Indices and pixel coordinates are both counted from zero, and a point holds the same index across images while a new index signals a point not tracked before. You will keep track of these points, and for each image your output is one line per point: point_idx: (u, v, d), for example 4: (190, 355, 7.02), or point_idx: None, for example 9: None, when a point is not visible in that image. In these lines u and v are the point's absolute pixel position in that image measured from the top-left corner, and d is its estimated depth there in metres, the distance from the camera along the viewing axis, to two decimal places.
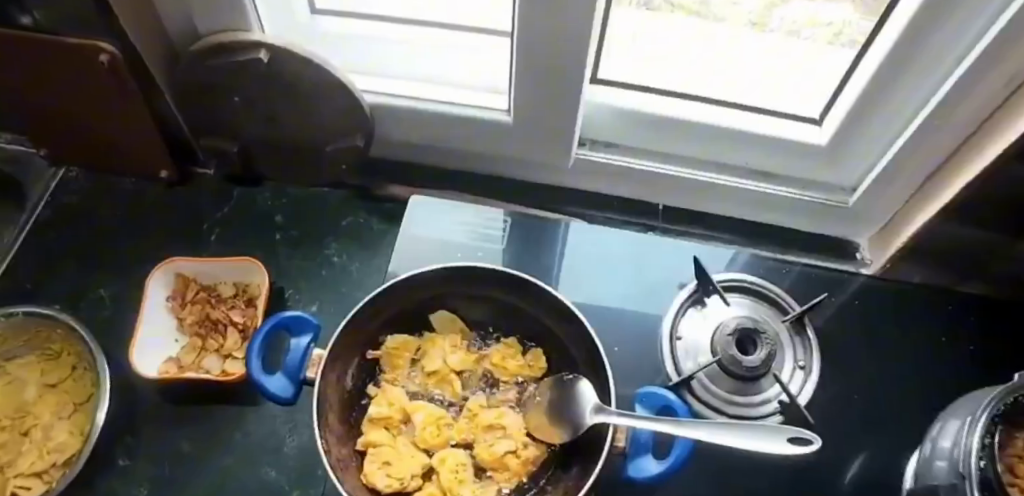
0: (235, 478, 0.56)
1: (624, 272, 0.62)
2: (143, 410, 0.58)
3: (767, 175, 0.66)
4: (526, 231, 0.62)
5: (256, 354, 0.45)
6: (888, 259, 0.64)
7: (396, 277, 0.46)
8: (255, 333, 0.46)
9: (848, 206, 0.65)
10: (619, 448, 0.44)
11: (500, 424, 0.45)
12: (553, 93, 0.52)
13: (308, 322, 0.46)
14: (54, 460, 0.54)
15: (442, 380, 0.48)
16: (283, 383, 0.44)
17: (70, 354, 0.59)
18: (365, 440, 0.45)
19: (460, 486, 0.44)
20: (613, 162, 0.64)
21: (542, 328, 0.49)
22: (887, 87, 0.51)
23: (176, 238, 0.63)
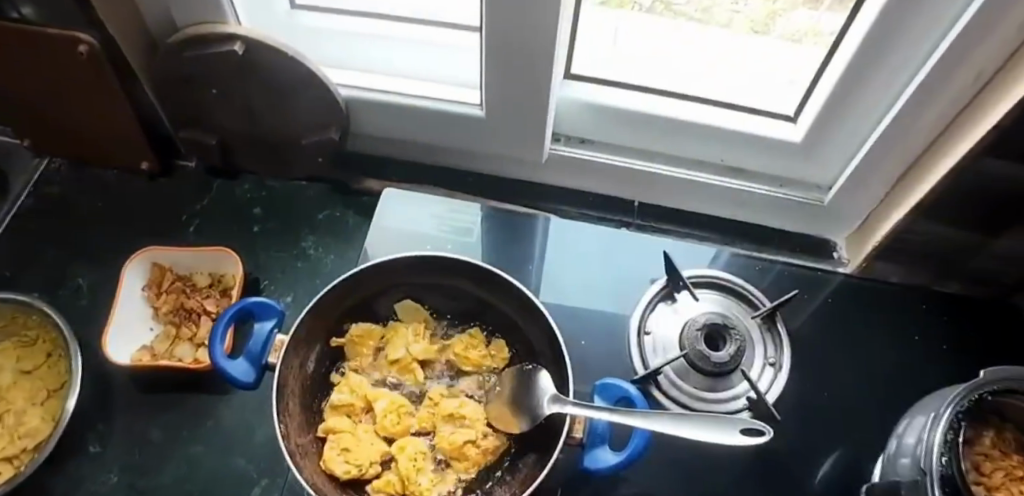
0: (205, 466, 0.56)
1: (597, 266, 0.62)
2: (116, 398, 0.59)
3: (744, 172, 0.67)
4: (504, 225, 0.62)
5: (219, 336, 0.45)
6: (864, 259, 0.65)
7: (361, 265, 0.47)
8: (218, 316, 0.46)
9: (823, 206, 0.66)
10: (575, 439, 0.44)
11: (461, 414, 0.46)
12: (523, 88, 0.53)
13: (272, 308, 0.47)
14: (24, 445, 0.55)
15: (405, 369, 0.48)
16: (245, 367, 0.45)
17: (46, 341, 0.59)
18: (326, 427, 0.45)
19: (419, 475, 0.44)
20: (587, 158, 0.64)
21: (507, 319, 0.49)
22: (858, 84, 0.51)
23: (155, 229, 0.64)
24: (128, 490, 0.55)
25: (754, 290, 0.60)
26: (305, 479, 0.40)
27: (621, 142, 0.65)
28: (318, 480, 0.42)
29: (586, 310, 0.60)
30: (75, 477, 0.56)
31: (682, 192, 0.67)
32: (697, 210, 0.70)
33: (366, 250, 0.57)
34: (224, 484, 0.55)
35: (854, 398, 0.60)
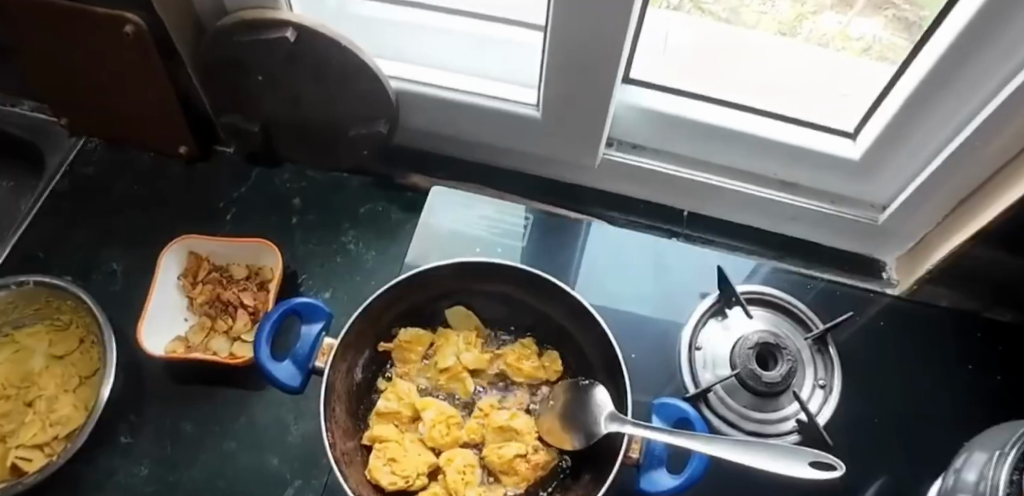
0: (237, 463, 0.55)
1: (645, 277, 0.59)
2: (148, 388, 0.58)
3: (794, 187, 0.64)
4: (547, 230, 0.59)
5: (265, 339, 0.44)
6: (916, 282, 0.61)
7: (412, 270, 0.45)
8: (265, 317, 0.45)
9: (877, 225, 0.63)
10: (632, 460, 0.42)
11: (512, 427, 0.44)
12: (583, 89, 0.51)
13: (320, 310, 0.45)
14: (56, 433, 0.54)
15: (455, 377, 0.46)
16: (292, 371, 0.43)
17: (78, 326, 0.58)
18: (372, 435, 0.44)
19: (467, 487, 0.43)
20: (638, 164, 0.62)
21: (560, 330, 0.47)
22: (928, 105, 0.48)
23: (192, 215, 0.62)
24: (158, 483, 0.54)
25: (805, 308, 0.57)
26: (351, 489, 0.39)
27: (672, 150, 0.63)
28: (364, 491, 0.41)
29: (636, 322, 0.57)
30: (106, 467, 0.55)
31: (731, 203, 0.65)
32: (745, 222, 0.68)
33: (410, 248, 0.54)
34: (256, 482, 0.54)
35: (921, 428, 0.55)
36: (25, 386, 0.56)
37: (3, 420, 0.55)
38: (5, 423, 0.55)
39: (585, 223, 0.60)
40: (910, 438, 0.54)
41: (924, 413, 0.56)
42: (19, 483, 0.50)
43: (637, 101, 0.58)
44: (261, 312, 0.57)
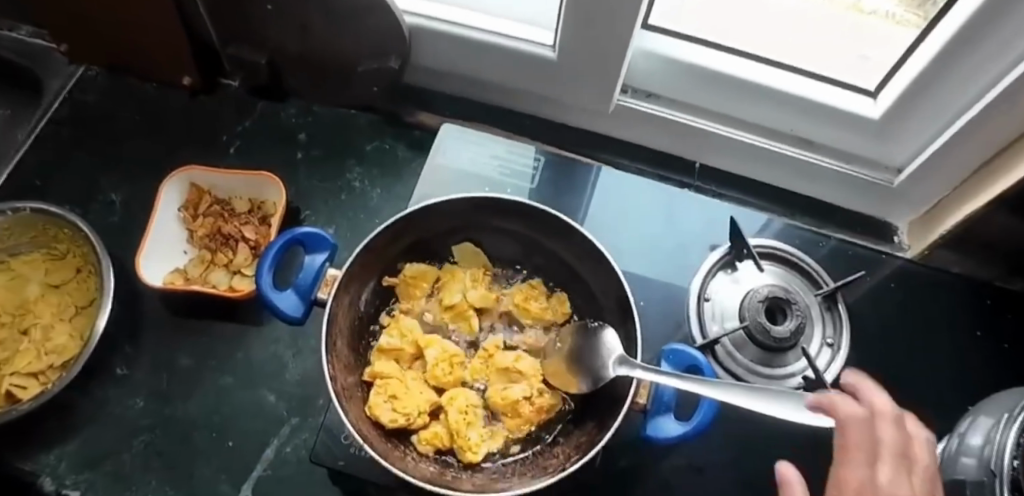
0: (232, 399, 0.55)
1: (655, 226, 0.57)
2: (146, 321, 0.57)
3: (812, 145, 0.61)
4: (558, 173, 0.57)
5: (267, 268, 0.42)
6: (927, 246, 0.58)
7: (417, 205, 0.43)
8: (267, 246, 0.43)
9: (893, 188, 0.60)
10: (639, 405, 0.41)
11: (516, 369, 0.43)
12: (600, 36, 0.48)
13: (324, 240, 0.43)
14: (51, 362, 0.53)
15: (460, 315, 0.45)
16: (294, 301, 0.42)
17: (74, 256, 0.57)
18: (373, 372, 0.43)
19: (468, 429, 0.42)
20: (652, 113, 0.60)
21: (568, 270, 0.46)
22: (948, 69, 0.45)
23: (193, 148, 0.61)
24: (154, 417, 0.54)
25: (819, 269, 0.55)
26: (351, 423, 0.38)
27: (688, 100, 0.60)
28: (364, 426, 0.40)
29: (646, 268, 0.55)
30: (101, 398, 0.55)
31: (745, 157, 0.63)
32: (760, 179, 0.66)
33: (418, 188, 0.53)
34: (253, 419, 0.54)
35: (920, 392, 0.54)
36: (19, 314, 0.55)
37: None
38: None
39: (593, 167, 0.58)
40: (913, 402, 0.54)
41: (926, 379, 0.55)
42: (13, 411, 0.50)
43: (657, 45, 0.55)
44: (262, 246, 0.56)
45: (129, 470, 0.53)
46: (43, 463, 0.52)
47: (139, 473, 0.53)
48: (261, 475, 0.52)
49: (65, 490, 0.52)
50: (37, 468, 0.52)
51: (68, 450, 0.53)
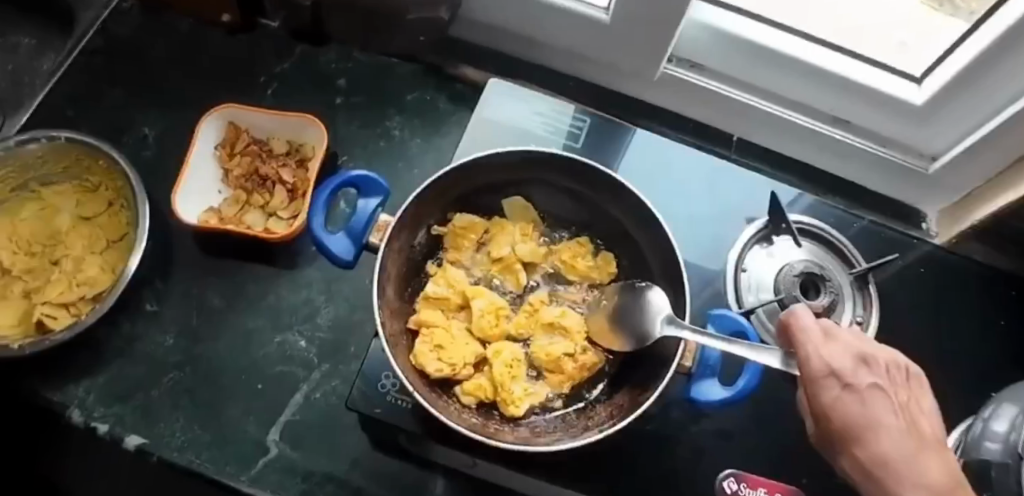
0: (263, 341, 0.54)
1: (694, 193, 0.56)
2: (176, 259, 0.56)
3: (847, 125, 0.61)
4: (600, 135, 0.56)
5: (320, 209, 0.43)
6: (956, 236, 0.59)
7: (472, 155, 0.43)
8: (321, 187, 0.43)
9: (926, 175, 0.60)
10: (685, 368, 0.42)
11: (561, 325, 0.44)
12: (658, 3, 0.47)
13: (379, 185, 0.43)
14: (83, 293, 0.52)
15: (507, 269, 0.46)
16: (345, 243, 0.42)
17: (107, 189, 0.56)
18: (418, 321, 0.43)
19: (513, 382, 0.42)
20: (697, 83, 0.60)
21: (615, 227, 0.47)
22: (1003, 59, 0.44)
23: (230, 86, 0.60)
24: (183, 355, 0.54)
25: (852, 248, 0.56)
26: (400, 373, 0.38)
27: (732, 74, 0.59)
28: (411, 376, 0.40)
29: (692, 229, 0.55)
30: (131, 333, 0.54)
31: (783, 134, 0.63)
32: (796, 156, 0.65)
33: (461, 144, 0.53)
34: (283, 361, 0.54)
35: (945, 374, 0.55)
36: (52, 244, 0.55)
37: (29, 276, 0.54)
38: (30, 279, 0.54)
39: (628, 132, 0.57)
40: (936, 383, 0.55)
41: (949, 361, 0.56)
42: (48, 339, 0.49)
43: (708, 16, 0.54)
44: (299, 189, 0.55)
45: (156, 407, 0.52)
46: (71, 395, 0.52)
47: (167, 410, 0.52)
48: (290, 419, 0.52)
49: (93, 422, 0.51)
50: (65, 400, 0.52)
51: (97, 383, 0.53)
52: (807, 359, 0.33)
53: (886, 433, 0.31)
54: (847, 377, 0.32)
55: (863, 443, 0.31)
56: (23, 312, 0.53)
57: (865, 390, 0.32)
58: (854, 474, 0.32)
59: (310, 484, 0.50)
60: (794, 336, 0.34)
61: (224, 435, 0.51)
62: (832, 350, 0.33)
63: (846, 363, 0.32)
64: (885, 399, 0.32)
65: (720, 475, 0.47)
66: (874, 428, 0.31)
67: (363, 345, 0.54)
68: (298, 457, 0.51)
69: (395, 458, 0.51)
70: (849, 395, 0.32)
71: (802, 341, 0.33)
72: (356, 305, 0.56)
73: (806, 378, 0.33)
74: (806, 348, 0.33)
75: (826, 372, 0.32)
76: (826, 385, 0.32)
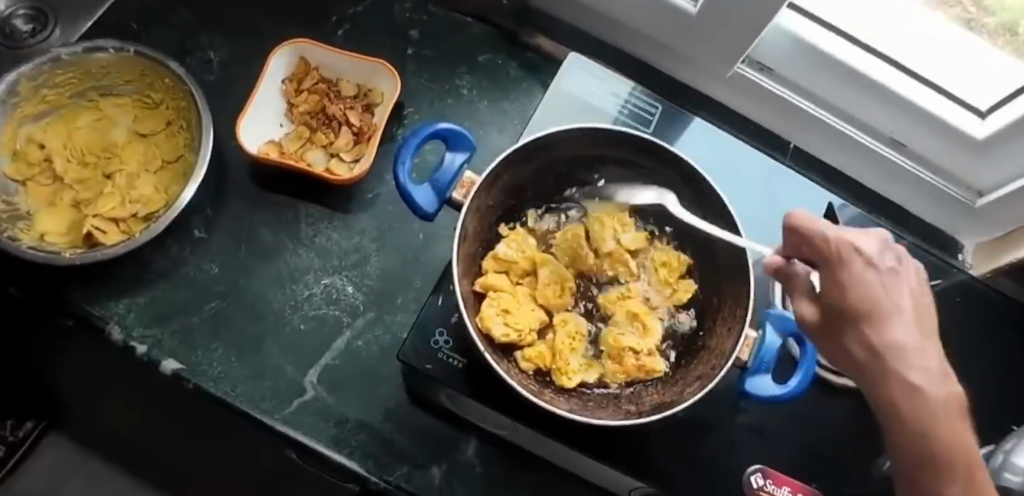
0: (309, 282, 0.54)
1: (756, 192, 0.57)
2: (229, 188, 0.56)
3: (902, 148, 0.58)
4: (670, 124, 0.57)
5: (408, 157, 0.43)
6: (992, 271, 0.59)
7: (552, 130, 0.43)
8: (410, 134, 0.44)
9: (971, 208, 0.58)
10: (739, 361, 0.46)
11: (641, 320, 0.46)
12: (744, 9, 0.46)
13: (467, 142, 0.45)
14: (135, 211, 0.52)
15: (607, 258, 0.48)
16: (430, 196, 0.44)
17: (167, 108, 0.56)
18: (486, 283, 0.44)
19: (571, 353, 0.44)
20: (763, 85, 0.58)
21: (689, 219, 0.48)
22: None
23: (304, 23, 0.60)
24: (227, 285, 0.53)
25: None
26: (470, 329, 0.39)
27: (797, 81, 0.56)
28: (479, 335, 0.41)
29: (754, 228, 0.56)
30: (177, 256, 0.54)
31: (841, 149, 0.61)
32: None
33: (537, 110, 0.55)
34: (328, 305, 0.53)
35: None
36: (105, 157, 0.54)
37: (81, 187, 0.53)
38: (82, 190, 0.53)
39: (691, 119, 0.58)
40: None
41: (968, 390, 0.58)
42: (98, 253, 0.48)
43: (783, 20, 0.51)
44: (365, 134, 0.55)
45: (196, 333, 0.52)
46: (111, 311, 0.51)
47: (206, 339, 0.51)
48: (329, 363, 0.51)
49: (132, 341, 0.51)
50: (105, 315, 0.51)
51: (138, 302, 0.52)
52: (831, 241, 0.30)
53: (894, 309, 0.28)
54: (870, 257, 0.29)
55: (880, 323, 0.28)
56: (72, 222, 0.52)
57: (887, 273, 0.29)
58: (854, 354, 0.29)
59: (342, 431, 0.49)
60: (805, 233, 0.32)
61: (262, 371, 0.51)
62: (852, 232, 0.30)
63: (871, 247, 0.30)
64: (903, 287, 0.29)
65: (748, 470, 0.49)
66: (881, 306, 0.28)
67: (409, 298, 0.53)
68: (334, 402, 0.50)
69: (431, 416, 0.50)
70: (868, 273, 0.29)
71: (820, 226, 0.31)
72: (408, 258, 0.54)
73: (831, 260, 0.30)
74: (829, 231, 0.31)
75: (849, 251, 0.30)
76: (849, 264, 0.30)
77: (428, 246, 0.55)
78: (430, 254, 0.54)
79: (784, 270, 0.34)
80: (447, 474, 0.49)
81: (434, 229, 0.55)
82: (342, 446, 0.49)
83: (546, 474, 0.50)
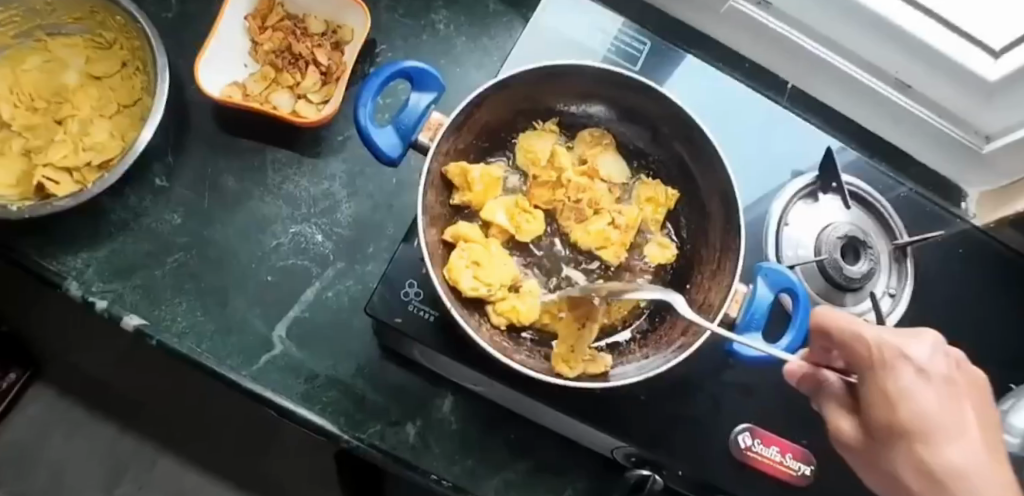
0: (276, 232, 0.50)
1: (751, 135, 0.54)
2: (191, 131, 0.52)
3: (906, 89, 0.53)
4: (661, 62, 0.53)
5: (369, 100, 0.42)
6: (994, 220, 0.56)
7: (523, 67, 0.40)
8: (375, 75, 0.42)
9: (977, 154, 0.54)
10: (729, 318, 0.45)
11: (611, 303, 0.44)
12: None
13: (435, 82, 0.43)
14: (89, 159, 0.48)
15: (581, 188, 0.45)
16: (393, 142, 0.42)
17: (122, 48, 0.52)
18: (460, 169, 0.41)
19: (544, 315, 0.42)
20: (761, 20, 0.53)
21: (679, 165, 0.46)
22: None
23: None
24: (190, 236, 0.49)
25: (894, 216, 0.54)
26: (434, 281, 0.37)
27: (796, 16, 0.51)
28: (445, 289, 0.39)
29: (749, 173, 0.53)
30: (137, 207, 0.50)
31: (846, 91, 0.56)
32: None
33: (518, 44, 0.51)
34: (297, 255, 0.50)
35: (961, 355, 0.55)
36: (56, 102, 0.51)
37: (31, 134, 0.50)
38: (32, 137, 0.50)
39: (683, 57, 0.54)
40: None
41: (968, 344, 0.55)
42: (49, 205, 0.45)
43: None
44: (333, 74, 0.52)
45: (158, 288, 0.48)
46: (68, 266, 0.48)
47: (170, 293, 0.48)
48: (299, 316, 0.48)
49: (91, 297, 0.47)
50: (62, 270, 0.48)
51: (97, 256, 0.49)
52: (871, 347, 0.30)
53: (944, 424, 0.28)
54: (920, 366, 0.29)
55: (934, 439, 0.28)
56: (24, 173, 0.49)
57: (937, 382, 0.29)
58: (909, 472, 0.28)
59: (313, 387, 0.47)
60: (835, 333, 0.32)
61: (228, 326, 0.48)
62: (898, 338, 0.30)
63: (919, 353, 0.30)
64: (948, 391, 0.29)
65: (736, 429, 0.47)
66: (936, 421, 0.28)
67: (382, 247, 0.50)
68: (304, 357, 0.47)
69: (406, 371, 0.48)
70: (919, 385, 0.29)
71: (860, 329, 0.31)
72: (381, 205, 0.51)
73: (869, 365, 0.30)
74: (866, 335, 0.30)
75: (896, 359, 0.29)
76: (895, 373, 0.29)
77: (402, 192, 0.52)
78: (403, 200, 0.51)
79: (806, 376, 0.37)
80: (422, 431, 0.47)
81: (408, 174, 0.52)
82: (313, 403, 0.46)
83: (526, 431, 0.49)
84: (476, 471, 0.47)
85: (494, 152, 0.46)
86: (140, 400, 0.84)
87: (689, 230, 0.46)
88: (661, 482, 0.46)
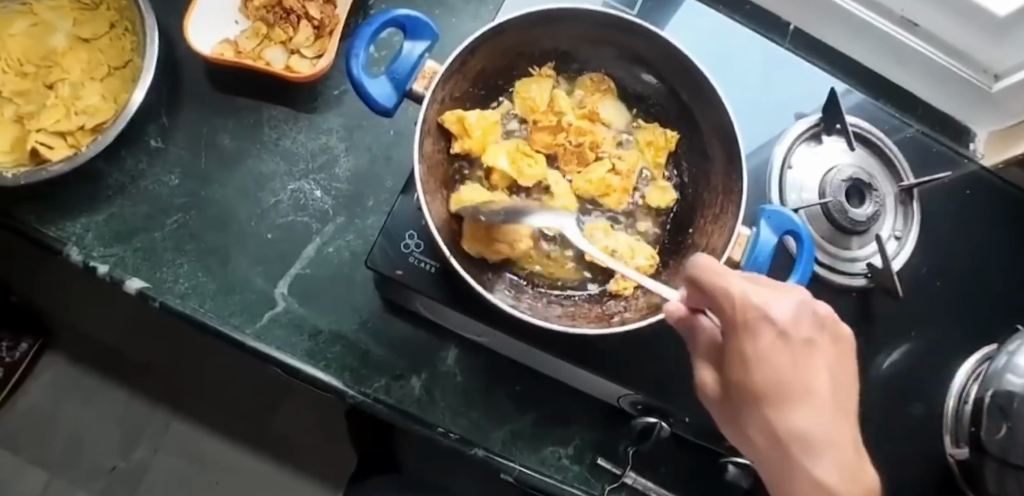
0: (275, 189, 0.50)
1: (754, 77, 0.52)
2: (184, 90, 0.51)
3: (915, 29, 0.51)
4: (660, 5, 0.52)
5: (362, 48, 0.40)
6: (1003, 162, 0.55)
7: (514, 11, 0.38)
8: (366, 24, 0.41)
9: (987, 94, 0.53)
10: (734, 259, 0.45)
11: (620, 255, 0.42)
12: None
13: (428, 30, 0.42)
14: (82, 123, 0.48)
15: (582, 131, 0.45)
16: (387, 90, 0.41)
17: (109, 10, 0.51)
18: (456, 116, 0.41)
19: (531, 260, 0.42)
20: None
21: (679, 107, 0.45)
22: None
23: None
24: (188, 197, 0.49)
25: (900, 157, 0.53)
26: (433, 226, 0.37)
27: None
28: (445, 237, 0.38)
29: (752, 116, 0.52)
30: (133, 169, 0.49)
31: (850, 32, 0.55)
32: None
33: None
34: (296, 212, 0.49)
35: (968, 298, 0.54)
36: (46, 66, 0.50)
37: (22, 99, 0.49)
38: (23, 102, 0.49)
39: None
40: (957, 304, 0.54)
41: (975, 287, 0.54)
42: (44, 170, 0.44)
43: None
44: (326, 27, 0.51)
45: (159, 249, 0.48)
46: (68, 231, 0.48)
47: (171, 255, 0.48)
48: (301, 273, 0.48)
49: (92, 261, 0.47)
50: (62, 236, 0.48)
51: (96, 221, 0.48)
52: (733, 304, 0.28)
53: (800, 390, 0.28)
54: (779, 327, 0.28)
55: (784, 407, 0.28)
56: (18, 139, 0.48)
57: (795, 345, 0.28)
58: (756, 436, 0.29)
59: (317, 343, 0.47)
60: (702, 284, 0.29)
61: (230, 286, 0.48)
62: (761, 296, 0.28)
63: (780, 311, 0.28)
64: (814, 357, 0.29)
65: None
66: (788, 385, 0.28)
67: (382, 201, 0.50)
68: (307, 312, 0.47)
69: (409, 325, 0.48)
70: (777, 347, 0.28)
71: (726, 281, 0.28)
72: (379, 158, 0.51)
73: (734, 325, 0.28)
74: (732, 290, 0.28)
75: (758, 318, 0.28)
76: (755, 335, 0.28)
77: (399, 144, 0.51)
78: (401, 152, 0.51)
79: (685, 320, 0.33)
80: (427, 384, 0.47)
81: (405, 126, 0.51)
82: (317, 358, 0.46)
83: (532, 381, 0.49)
84: (482, 423, 0.47)
85: (492, 100, 0.45)
86: (152, 370, 0.86)
87: (691, 174, 0.45)
88: (667, 430, 0.48)
